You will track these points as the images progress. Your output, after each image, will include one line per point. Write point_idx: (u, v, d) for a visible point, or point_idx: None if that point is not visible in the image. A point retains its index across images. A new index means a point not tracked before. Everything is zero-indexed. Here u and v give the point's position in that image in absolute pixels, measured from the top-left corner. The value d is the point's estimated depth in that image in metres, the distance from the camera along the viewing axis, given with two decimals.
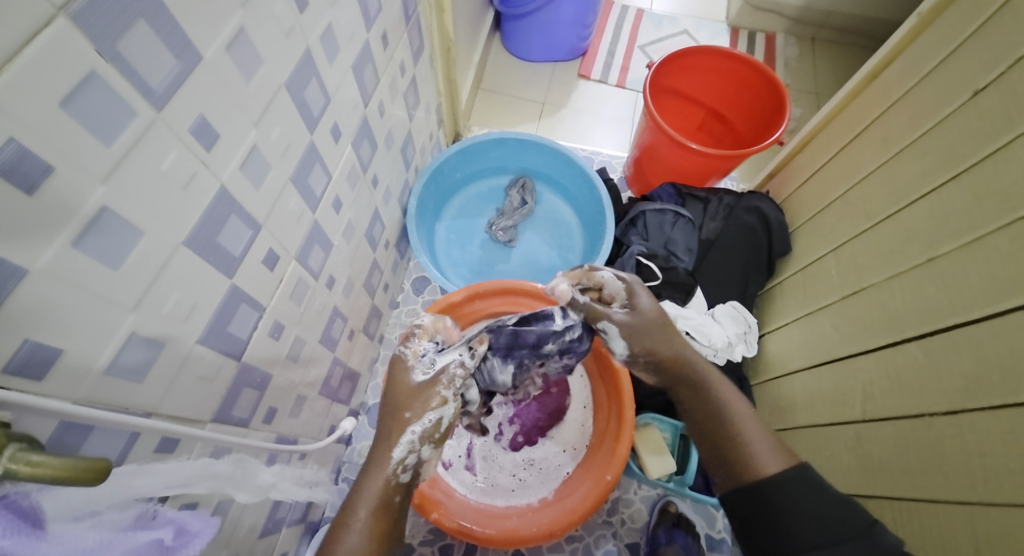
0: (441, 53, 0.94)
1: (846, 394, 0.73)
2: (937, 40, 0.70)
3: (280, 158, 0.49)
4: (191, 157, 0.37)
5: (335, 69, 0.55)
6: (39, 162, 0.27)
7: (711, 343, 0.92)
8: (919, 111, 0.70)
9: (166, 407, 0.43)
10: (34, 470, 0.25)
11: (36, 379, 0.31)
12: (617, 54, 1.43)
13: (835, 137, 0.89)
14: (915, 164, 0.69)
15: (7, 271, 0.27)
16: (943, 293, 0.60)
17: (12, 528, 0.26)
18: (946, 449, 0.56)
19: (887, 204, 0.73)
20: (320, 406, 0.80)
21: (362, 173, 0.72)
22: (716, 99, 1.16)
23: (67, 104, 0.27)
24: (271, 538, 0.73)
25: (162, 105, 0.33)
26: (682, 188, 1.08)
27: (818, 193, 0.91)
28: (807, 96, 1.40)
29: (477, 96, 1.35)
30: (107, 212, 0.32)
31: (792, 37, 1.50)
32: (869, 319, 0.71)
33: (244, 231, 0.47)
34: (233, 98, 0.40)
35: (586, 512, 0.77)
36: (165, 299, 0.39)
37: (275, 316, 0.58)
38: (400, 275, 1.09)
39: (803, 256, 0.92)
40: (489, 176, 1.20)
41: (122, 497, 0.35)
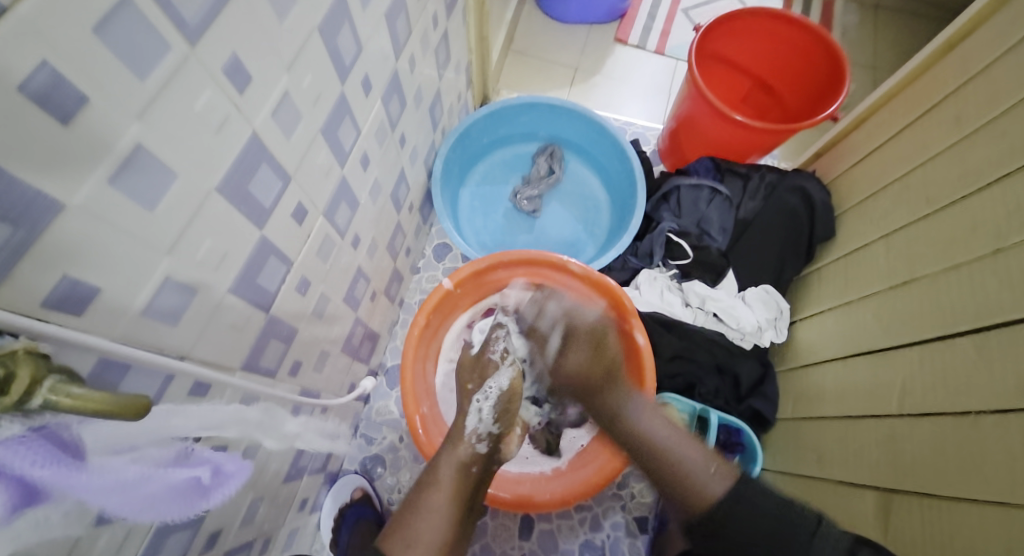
0: (474, 9, 0.90)
1: (883, 388, 0.71)
2: None
3: (310, 107, 0.48)
4: (223, 100, 0.36)
5: (368, 16, 0.53)
6: (73, 92, 0.26)
7: (739, 326, 0.92)
8: (999, 88, 0.65)
9: (198, 352, 0.44)
10: (75, 402, 0.25)
11: (75, 314, 0.31)
12: (658, 17, 1.36)
13: (898, 117, 0.84)
14: (989, 147, 0.64)
15: (44, 205, 0.27)
16: (1005, 287, 0.57)
17: (51, 459, 0.26)
18: (989, 449, 0.54)
19: (952, 189, 0.68)
20: (342, 363, 0.82)
21: (390, 130, 0.71)
22: (765, 69, 1.10)
23: (100, 31, 0.26)
24: (293, 485, 0.75)
25: (196, 40, 0.32)
26: (722, 163, 1.04)
27: (872, 176, 0.87)
28: (861, 69, 1.32)
29: (508, 58, 1.31)
30: (141, 149, 0.31)
31: (851, 4, 1.40)
32: (919, 311, 0.68)
33: (274, 182, 0.46)
34: (266, 41, 0.39)
35: (598, 484, 0.78)
36: (198, 246, 0.39)
37: (303, 271, 0.58)
38: (424, 239, 1.09)
39: (849, 242, 0.88)
40: (517, 141, 1.17)
41: (160, 436, 0.36)
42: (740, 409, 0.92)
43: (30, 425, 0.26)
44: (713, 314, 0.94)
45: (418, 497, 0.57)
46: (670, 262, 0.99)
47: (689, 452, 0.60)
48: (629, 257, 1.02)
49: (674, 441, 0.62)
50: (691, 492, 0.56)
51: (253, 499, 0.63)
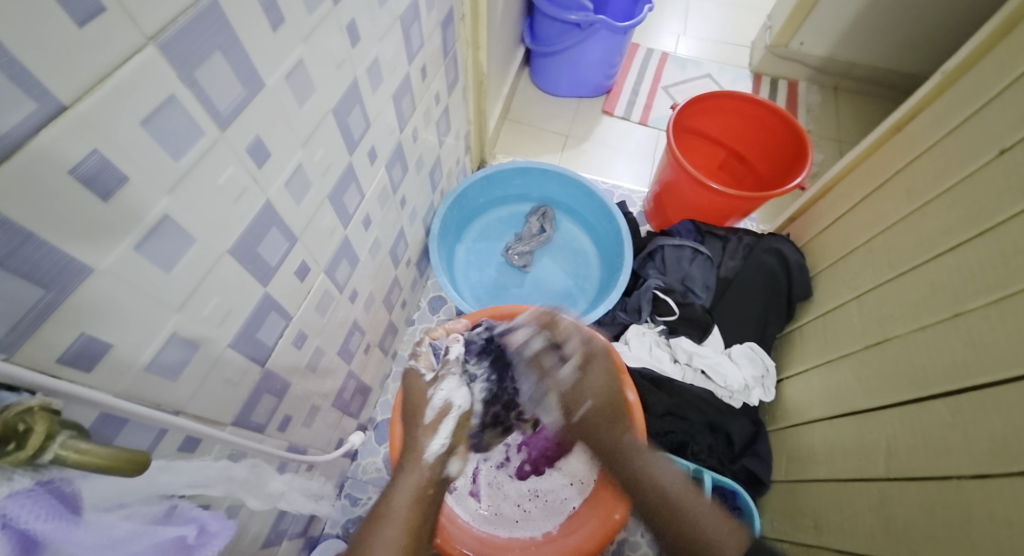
0: (473, 85, 0.98)
1: (869, 450, 0.72)
2: (962, 98, 0.72)
3: (320, 177, 0.52)
4: (244, 173, 0.40)
5: (377, 97, 0.59)
6: (116, 173, 0.29)
7: (726, 384, 0.93)
8: (944, 165, 0.72)
9: (193, 407, 0.45)
10: (80, 457, 0.27)
11: (85, 370, 0.33)
12: (641, 93, 1.47)
13: (857, 186, 0.91)
14: (940, 217, 0.70)
15: (74, 268, 0.29)
16: (970, 350, 0.61)
17: (53, 512, 0.27)
18: (974, 514, 0.55)
19: (910, 255, 0.73)
20: (331, 418, 0.82)
21: (391, 194, 0.75)
22: (738, 140, 1.19)
23: (147, 123, 0.30)
24: (272, 548, 0.73)
25: (226, 126, 0.36)
26: (702, 226, 1.10)
27: (840, 239, 0.92)
28: (829, 142, 1.42)
29: (503, 126, 1.40)
30: (168, 220, 0.34)
31: (814, 85, 1.53)
32: (893, 372, 0.71)
33: (281, 244, 0.50)
34: (288, 122, 0.43)
35: (591, 552, 0.76)
36: (205, 303, 0.42)
37: (300, 326, 0.60)
38: (418, 293, 1.11)
39: (824, 302, 0.92)
40: (510, 202, 1.23)
41: (149, 491, 0.37)
42: (733, 470, 0.92)
43: (37, 478, 0.27)
44: (701, 371, 0.95)
45: (367, 533, 0.58)
46: (657, 318, 1.02)
47: (717, 523, 0.66)
48: (618, 312, 1.06)
49: (690, 499, 0.69)
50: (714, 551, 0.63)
51: None
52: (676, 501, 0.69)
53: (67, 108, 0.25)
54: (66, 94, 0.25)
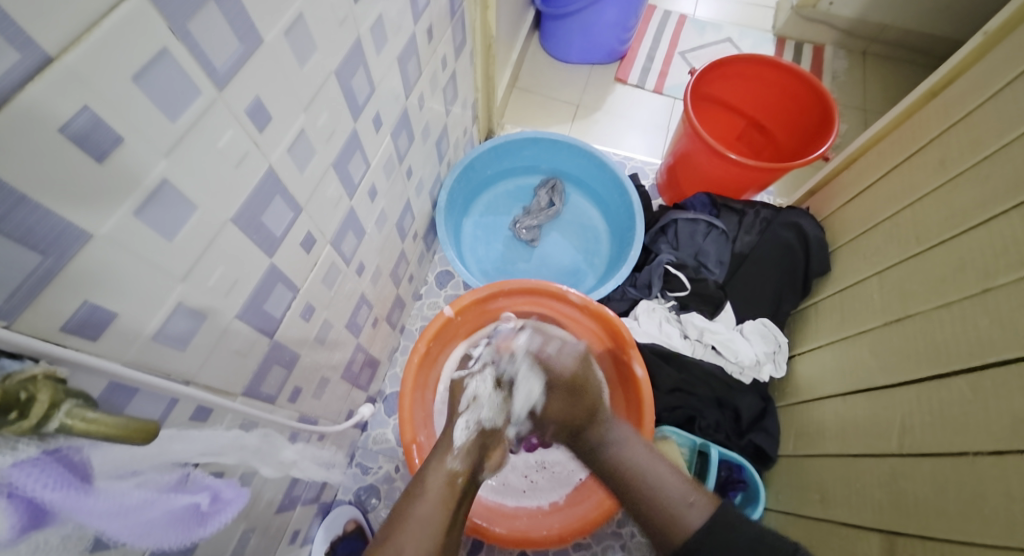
0: (481, 50, 0.94)
1: (883, 425, 0.71)
2: (1003, 61, 0.68)
3: (324, 143, 0.50)
4: (245, 137, 0.38)
5: (382, 59, 0.56)
6: (110, 133, 0.28)
7: (738, 359, 0.92)
8: (981, 134, 0.68)
9: (203, 377, 0.45)
10: (87, 426, 0.26)
11: (91, 339, 0.32)
12: (656, 59, 1.42)
13: (886, 157, 0.87)
14: (974, 189, 0.66)
15: (72, 233, 0.28)
16: (997, 326, 0.58)
17: (61, 482, 0.27)
18: (989, 490, 0.54)
19: (940, 229, 0.71)
20: (341, 389, 0.82)
21: (398, 163, 0.73)
22: (757, 109, 1.15)
23: (139, 79, 0.28)
24: (286, 515, 0.74)
25: (224, 86, 0.34)
26: (718, 198, 1.07)
27: (864, 213, 0.89)
28: (853, 111, 1.37)
29: (512, 94, 1.36)
30: (167, 185, 0.33)
31: (841, 50, 1.46)
32: (914, 349, 0.69)
33: (286, 213, 0.48)
34: (288, 83, 0.41)
35: (597, 520, 0.76)
36: (211, 273, 0.41)
37: (308, 298, 0.59)
38: (426, 266, 1.10)
39: (843, 278, 0.90)
40: (520, 174, 1.20)
41: (163, 459, 0.36)
42: (741, 444, 0.91)
43: (44, 448, 0.26)
44: (711, 347, 0.94)
45: (400, 511, 0.55)
46: (668, 294, 1.00)
47: (672, 486, 0.59)
48: (628, 288, 1.04)
49: (648, 463, 0.61)
50: (671, 529, 0.56)
51: (245, 529, 0.63)
52: (627, 467, 0.61)
53: (53, 59, 0.24)
54: (51, 45, 0.23)
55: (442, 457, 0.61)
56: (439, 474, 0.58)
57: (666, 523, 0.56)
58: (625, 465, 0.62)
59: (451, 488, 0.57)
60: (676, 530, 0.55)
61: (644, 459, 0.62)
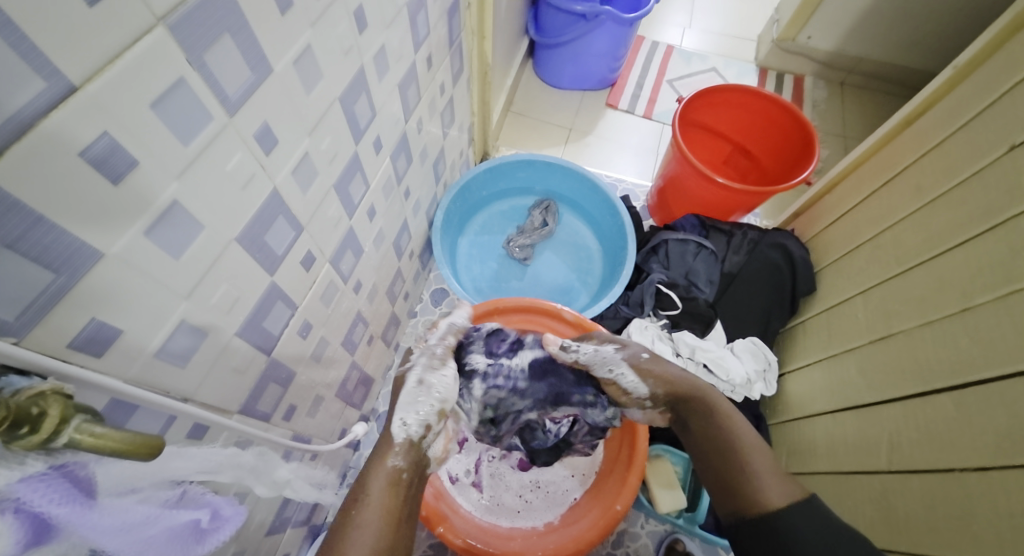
0: (478, 76, 0.97)
1: (872, 442, 0.72)
2: (972, 93, 0.71)
3: (326, 165, 0.52)
4: (252, 160, 0.40)
5: (383, 86, 0.58)
6: (126, 157, 0.29)
7: (729, 377, 0.93)
8: (954, 159, 0.71)
9: (201, 394, 0.45)
10: (96, 441, 0.26)
11: (96, 355, 0.33)
12: (645, 86, 1.46)
13: (865, 181, 0.90)
14: (950, 212, 0.69)
15: (85, 253, 0.29)
16: (976, 346, 0.61)
17: (68, 498, 0.27)
18: (975, 507, 0.55)
19: (918, 251, 0.73)
20: (334, 408, 0.82)
21: (396, 184, 0.75)
22: (743, 135, 1.19)
23: (156, 105, 0.30)
24: (275, 537, 0.73)
25: (234, 112, 0.36)
26: (707, 220, 1.10)
27: (847, 233, 0.92)
28: (834, 138, 1.42)
29: (507, 118, 1.39)
30: (177, 206, 0.34)
31: (821, 80, 1.52)
32: (898, 367, 0.71)
33: (288, 232, 0.49)
34: (295, 108, 0.43)
35: (592, 541, 0.76)
36: (213, 291, 0.42)
37: (305, 316, 0.60)
38: (421, 285, 1.11)
39: (829, 297, 0.92)
40: (513, 196, 1.23)
41: (161, 477, 0.36)
42: None
43: (51, 462, 0.27)
44: (704, 365, 0.94)
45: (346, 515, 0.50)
46: (660, 312, 1.02)
47: (764, 464, 0.59)
48: (620, 306, 1.05)
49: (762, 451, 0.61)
50: (753, 495, 0.57)
51: (235, 551, 0.62)
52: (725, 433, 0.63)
53: (76, 88, 0.25)
54: (76, 75, 0.25)
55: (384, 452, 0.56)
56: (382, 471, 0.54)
57: (749, 488, 0.58)
58: (721, 438, 0.62)
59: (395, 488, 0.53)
60: (756, 503, 0.56)
61: (751, 446, 0.61)
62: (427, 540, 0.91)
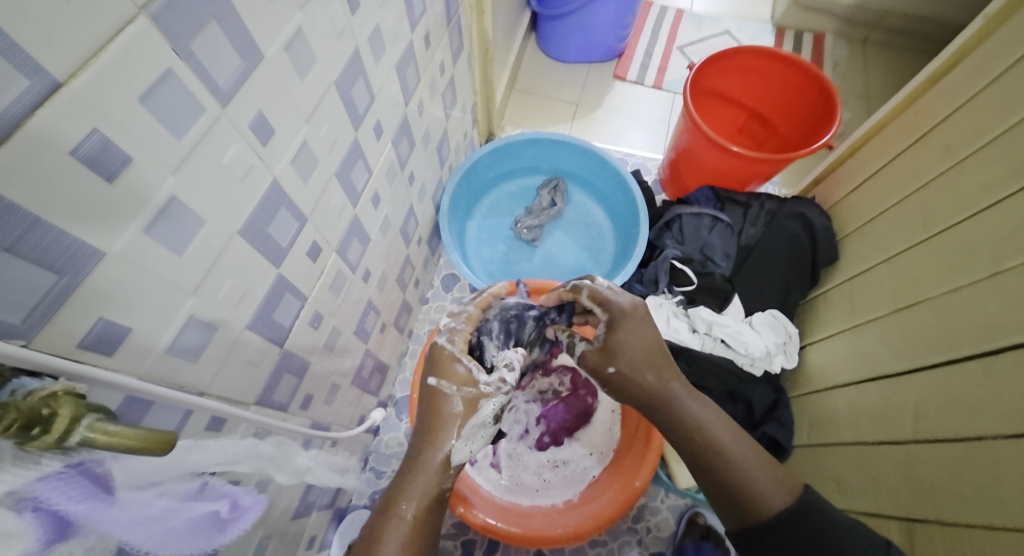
0: (479, 53, 0.95)
1: (895, 412, 0.70)
2: (1005, 43, 0.67)
3: (327, 153, 0.51)
4: (249, 152, 0.39)
5: (381, 68, 0.57)
6: (119, 154, 0.29)
7: (747, 352, 0.91)
8: (985, 116, 0.67)
9: (216, 388, 0.45)
10: (110, 439, 0.26)
11: (106, 354, 0.33)
12: (655, 54, 1.41)
13: (891, 144, 0.86)
14: (981, 172, 0.66)
15: (86, 253, 0.29)
16: (1006, 310, 0.58)
17: (85, 494, 0.27)
18: (1004, 474, 0.53)
19: (947, 214, 0.70)
20: (352, 395, 0.83)
21: (400, 170, 0.74)
22: (759, 101, 1.14)
23: (145, 99, 0.29)
24: (301, 521, 0.75)
25: (227, 101, 0.35)
26: (721, 192, 1.07)
27: (871, 200, 0.88)
28: (855, 99, 1.36)
29: (512, 96, 1.37)
30: (175, 201, 0.34)
31: (841, 38, 1.45)
32: (924, 335, 0.69)
33: (292, 223, 0.49)
34: (290, 95, 0.42)
35: (612, 517, 0.77)
36: (220, 285, 0.42)
37: (316, 306, 0.60)
38: (431, 270, 1.11)
39: (852, 266, 0.89)
40: (521, 175, 1.21)
41: (182, 469, 0.36)
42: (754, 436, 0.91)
43: (67, 461, 0.27)
44: (722, 340, 0.93)
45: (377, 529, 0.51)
46: (675, 288, 1.00)
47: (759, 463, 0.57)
48: (634, 284, 1.04)
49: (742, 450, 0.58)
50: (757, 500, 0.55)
51: (263, 536, 0.64)
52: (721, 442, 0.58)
53: (62, 85, 0.24)
54: (60, 71, 0.24)
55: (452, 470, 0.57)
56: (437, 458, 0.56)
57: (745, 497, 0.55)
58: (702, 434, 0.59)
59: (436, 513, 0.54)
60: (756, 510, 0.54)
61: (731, 440, 0.58)
62: (449, 519, 0.92)
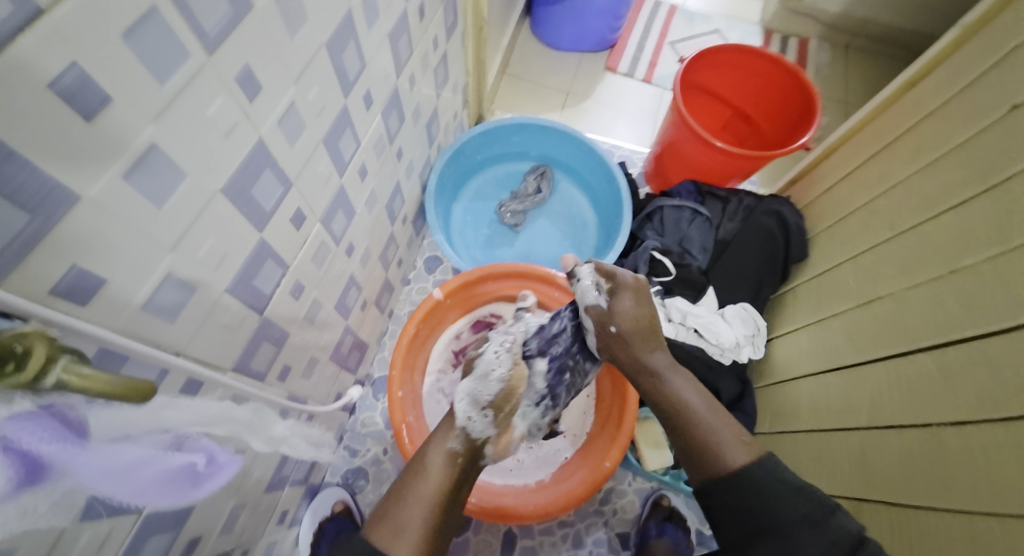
0: (473, 32, 0.94)
1: (853, 402, 0.73)
2: (978, 53, 0.69)
3: (315, 118, 0.50)
4: (235, 106, 0.38)
5: (374, 34, 0.56)
6: (98, 93, 0.28)
7: (718, 341, 0.94)
8: (954, 122, 0.70)
9: (193, 350, 0.44)
10: (84, 383, 0.25)
11: (80, 304, 0.32)
12: (646, 49, 1.42)
13: (862, 148, 0.89)
14: (945, 177, 0.69)
15: (60, 195, 0.28)
16: (962, 306, 0.61)
17: (60, 437, 0.26)
18: (952, 461, 0.56)
19: (911, 215, 0.73)
20: (330, 371, 0.82)
21: (388, 143, 0.73)
22: (744, 99, 1.16)
23: (127, 37, 0.28)
24: (275, 494, 0.74)
25: (214, 49, 0.34)
26: (703, 186, 1.08)
27: (841, 200, 0.91)
28: (835, 104, 1.39)
29: (503, 81, 1.36)
30: (156, 149, 0.33)
31: (825, 43, 1.49)
32: (883, 329, 0.72)
33: (276, 187, 0.48)
34: (279, 51, 0.41)
35: (582, 496, 0.78)
36: (201, 244, 0.41)
37: (297, 276, 0.59)
38: (415, 251, 1.10)
39: (820, 263, 0.92)
40: (508, 160, 1.20)
41: (153, 424, 0.35)
42: None
43: (38, 402, 0.25)
44: (694, 330, 0.95)
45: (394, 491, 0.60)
46: (654, 278, 1.01)
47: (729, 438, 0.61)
48: None
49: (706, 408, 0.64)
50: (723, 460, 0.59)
51: (235, 505, 0.63)
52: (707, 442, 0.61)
53: (42, 13, 0.23)
54: None
55: (445, 432, 0.66)
56: (439, 451, 0.64)
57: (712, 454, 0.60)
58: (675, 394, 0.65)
59: (451, 467, 0.63)
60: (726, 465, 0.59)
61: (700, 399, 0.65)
62: None
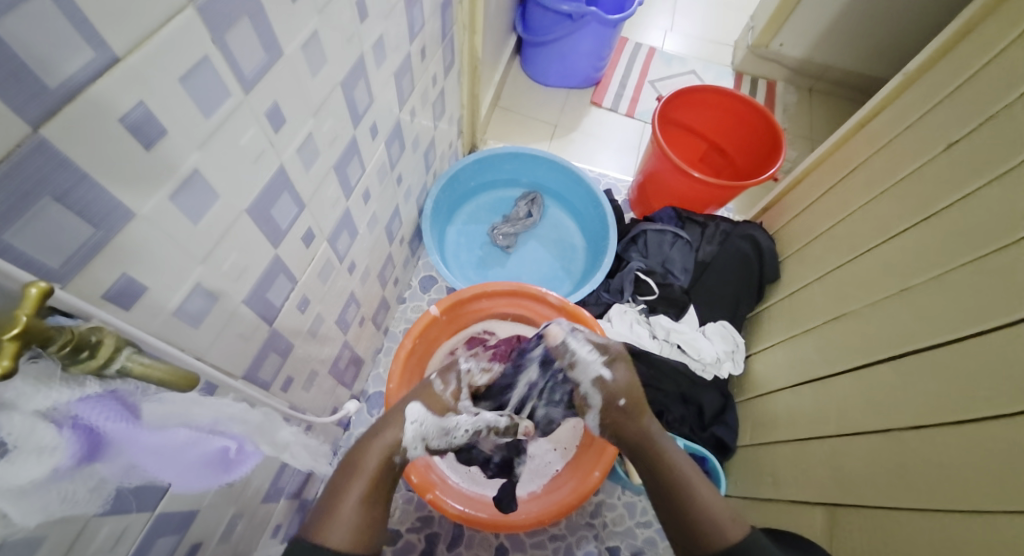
0: (468, 69, 1.01)
1: (823, 411, 0.78)
2: (919, 97, 0.78)
3: (327, 147, 0.55)
4: (262, 136, 0.44)
5: (381, 74, 0.62)
6: (157, 126, 0.33)
7: (699, 357, 1.00)
8: (901, 157, 0.78)
9: (211, 355, 0.48)
10: (144, 371, 0.30)
11: (124, 307, 0.36)
12: (628, 86, 1.52)
13: (823, 179, 0.97)
14: (894, 205, 0.76)
15: (120, 211, 0.33)
16: (913, 320, 0.67)
17: (117, 415, 0.32)
18: (912, 462, 0.61)
19: (868, 239, 0.80)
20: (327, 385, 0.85)
21: (389, 170, 0.78)
22: (719, 134, 1.25)
23: (184, 80, 0.33)
24: (270, 505, 0.76)
25: (250, 88, 0.40)
26: (683, 213, 1.15)
27: (807, 225, 0.99)
28: (802, 140, 1.50)
29: (495, 113, 1.44)
30: (197, 173, 0.38)
31: (791, 86, 1.60)
32: (847, 344, 0.78)
33: (292, 208, 0.53)
34: (301, 89, 0.46)
35: (574, 504, 0.81)
36: (225, 257, 0.45)
37: (304, 291, 0.63)
38: (410, 271, 1.15)
39: (791, 283, 0.99)
40: (500, 187, 1.27)
41: (185, 417, 0.39)
42: (703, 436, 0.98)
43: (104, 387, 0.31)
44: (677, 345, 1.01)
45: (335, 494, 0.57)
46: (638, 298, 1.08)
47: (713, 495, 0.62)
48: (602, 292, 1.10)
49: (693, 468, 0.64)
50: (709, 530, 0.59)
51: (235, 512, 0.65)
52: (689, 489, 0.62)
53: (119, 59, 0.28)
54: (121, 47, 0.28)
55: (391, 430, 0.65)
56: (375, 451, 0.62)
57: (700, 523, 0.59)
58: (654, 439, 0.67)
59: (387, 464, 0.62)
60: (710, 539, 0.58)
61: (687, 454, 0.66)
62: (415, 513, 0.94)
